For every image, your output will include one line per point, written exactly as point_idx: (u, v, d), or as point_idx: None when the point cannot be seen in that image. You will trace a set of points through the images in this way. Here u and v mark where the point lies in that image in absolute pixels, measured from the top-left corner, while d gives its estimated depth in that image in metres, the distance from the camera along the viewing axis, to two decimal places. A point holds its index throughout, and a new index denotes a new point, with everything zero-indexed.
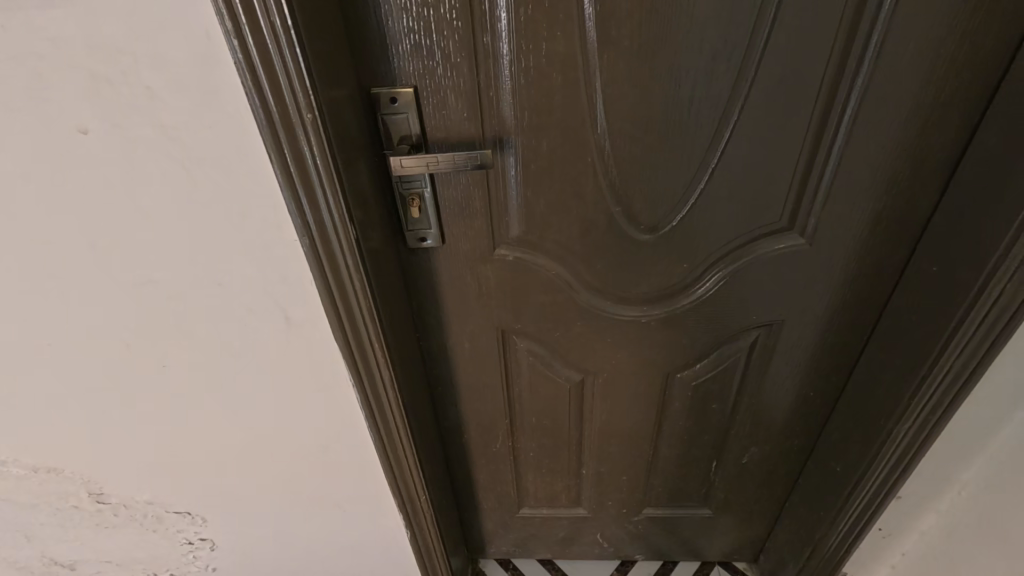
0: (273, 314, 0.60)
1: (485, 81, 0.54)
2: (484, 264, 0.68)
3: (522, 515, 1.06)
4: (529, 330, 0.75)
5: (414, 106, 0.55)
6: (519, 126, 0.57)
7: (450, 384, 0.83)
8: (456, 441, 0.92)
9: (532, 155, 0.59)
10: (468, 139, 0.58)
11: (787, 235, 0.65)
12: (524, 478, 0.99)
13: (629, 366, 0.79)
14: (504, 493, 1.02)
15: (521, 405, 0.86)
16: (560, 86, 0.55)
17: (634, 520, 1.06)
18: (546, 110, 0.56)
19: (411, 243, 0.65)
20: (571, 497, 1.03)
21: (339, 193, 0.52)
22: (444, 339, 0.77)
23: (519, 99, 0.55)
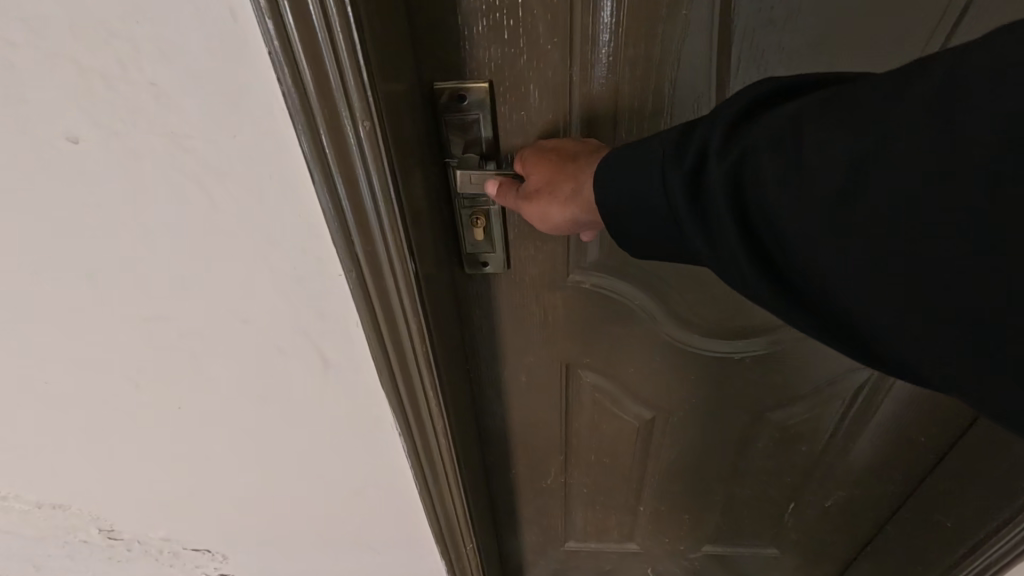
0: (308, 354, 0.50)
1: (578, 73, 0.43)
2: (553, 292, 0.58)
3: (567, 549, 0.97)
4: (598, 363, 0.65)
5: (486, 105, 0.44)
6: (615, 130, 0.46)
7: (500, 420, 0.73)
8: (502, 475, 0.82)
9: None
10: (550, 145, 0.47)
11: None
12: (574, 513, 0.89)
13: (708, 405, 0.69)
14: (550, 527, 0.92)
15: (579, 441, 0.76)
16: (670, 83, 0.44)
17: (690, 556, 0.96)
18: (651, 109, 0.45)
19: (469, 268, 0.54)
20: (623, 533, 0.93)
21: (397, 218, 0.41)
22: (498, 373, 0.67)
23: (619, 95, 0.44)
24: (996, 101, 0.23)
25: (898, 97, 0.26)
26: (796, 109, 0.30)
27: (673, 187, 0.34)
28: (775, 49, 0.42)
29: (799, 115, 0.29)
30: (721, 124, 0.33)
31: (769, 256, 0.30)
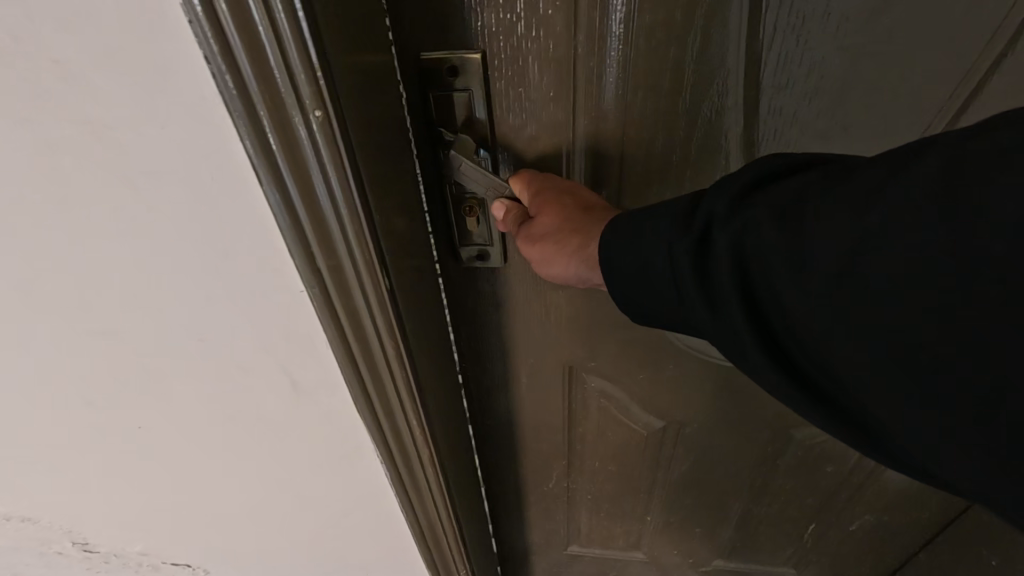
0: (277, 376, 0.44)
1: (586, 41, 0.36)
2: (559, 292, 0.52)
3: (570, 553, 0.92)
4: (605, 369, 0.59)
5: (479, 80, 0.37)
6: (630, 111, 0.39)
7: (499, 427, 0.68)
8: (501, 481, 0.77)
9: (642, 152, 0.41)
10: (554, 127, 0.40)
11: None
12: (578, 519, 0.84)
13: (728, 418, 0.62)
14: (554, 532, 0.88)
15: (584, 449, 0.70)
16: (697, 58, 0.36)
17: (701, 567, 0.91)
18: (673, 87, 0.38)
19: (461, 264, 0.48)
20: (631, 540, 0.88)
21: (365, 222, 0.34)
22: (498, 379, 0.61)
23: (635, 67, 0.37)
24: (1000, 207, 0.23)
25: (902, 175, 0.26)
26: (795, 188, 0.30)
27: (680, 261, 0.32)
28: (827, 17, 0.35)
29: (799, 197, 0.29)
30: (720, 198, 0.32)
31: (773, 339, 0.30)
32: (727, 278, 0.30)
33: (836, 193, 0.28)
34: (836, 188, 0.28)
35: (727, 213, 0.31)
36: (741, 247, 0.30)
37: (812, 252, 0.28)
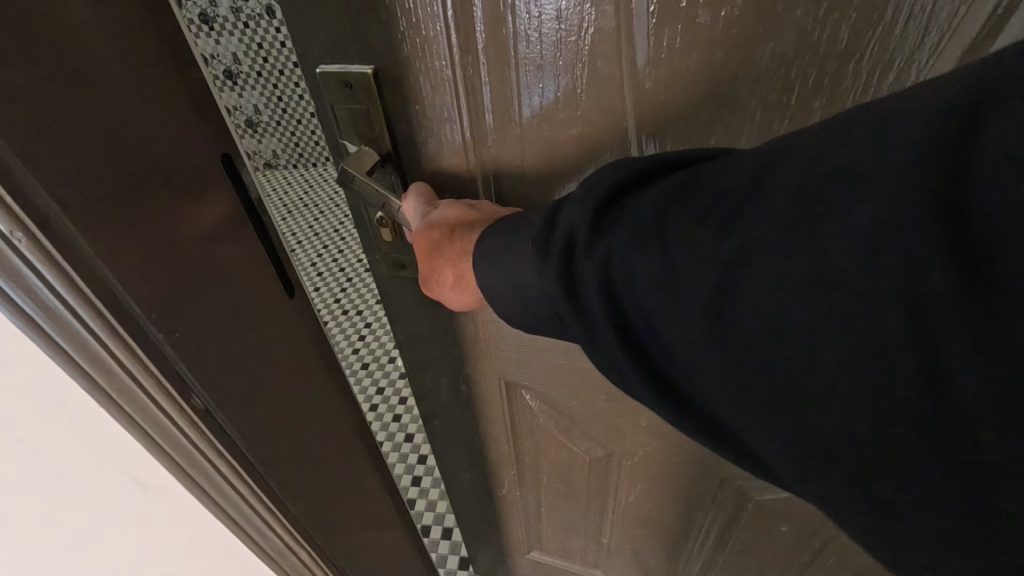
0: (108, 481, 0.30)
1: (477, 67, 0.35)
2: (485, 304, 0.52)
3: (530, 559, 0.91)
4: (540, 387, 0.58)
5: (375, 97, 0.37)
6: (529, 139, 0.37)
7: (446, 425, 0.69)
8: (455, 477, 0.78)
9: (546, 181, 0.39)
10: (454, 150, 0.39)
11: None
12: (533, 527, 0.83)
13: (665, 455, 0.59)
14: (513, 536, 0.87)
15: (530, 460, 0.70)
16: (590, 90, 0.34)
17: None
18: (571, 120, 0.36)
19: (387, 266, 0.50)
20: (589, 560, 0.86)
21: (89, 284, 0.22)
22: (439, 378, 0.62)
23: (529, 95, 0.35)
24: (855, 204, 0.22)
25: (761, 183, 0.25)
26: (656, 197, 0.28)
27: (546, 278, 0.31)
28: (732, 58, 0.31)
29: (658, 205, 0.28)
30: (584, 208, 0.30)
31: (642, 347, 0.29)
32: (601, 308, 0.29)
33: (695, 208, 0.27)
34: (692, 205, 0.27)
35: (592, 236, 0.30)
36: (608, 274, 0.29)
37: (676, 265, 0.27)
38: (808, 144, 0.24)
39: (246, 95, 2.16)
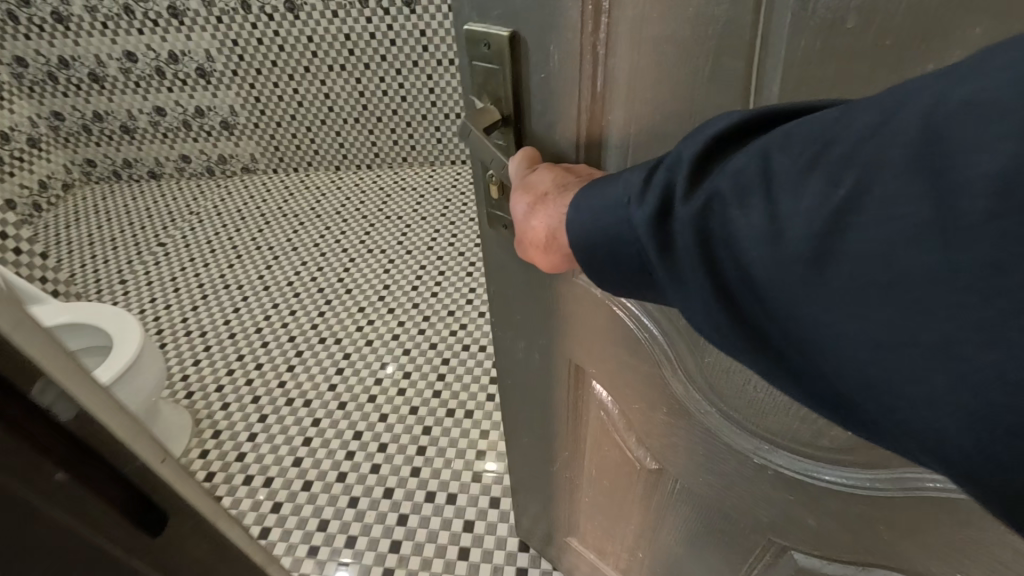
0: None
1: (604, 41, 0.35)
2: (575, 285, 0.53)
3: (567, 543, 0.93)
4: (604, 380, 0.59)
5: (506, 59, 0.39)
6: (638, 119, 0.37)
7: (518, 389, 0.72)
8: (514, 441, 0.82)
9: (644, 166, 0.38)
10: (569, 119, 0.40)
11: None
12: (577, 515, 0.84)
13: (722, 499, 0.56)
14: (559, 521, 0.90)
15: (585, 448, 0.71)
16: (708, 71, 0.32)
17: None
18: (682, 105, 0.34)
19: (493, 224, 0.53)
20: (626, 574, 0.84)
21: None
22: (519, 343, 0.65)
23: (646, 75, 0.35)
24: (979, 139, 0.20)
25: (872, 137, 0.23)
26: (761, 148, 0.27)
27: (638, 229, 0.31)
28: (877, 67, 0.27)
29: (763, 156, 0.27)
30: (684, 159, 0.30)
31: (740, 316, 0.28)
32: (696, 256, 0.29)
33: (804, 168, 0.25)
34: (801, 157, 0.26)
35: (692, 183, 0.29)
36: (708, 225, 0.28)
37: (782, 221, 0.26)
38: (931, 85, 0.22)
39: (219, 96, 2.21)
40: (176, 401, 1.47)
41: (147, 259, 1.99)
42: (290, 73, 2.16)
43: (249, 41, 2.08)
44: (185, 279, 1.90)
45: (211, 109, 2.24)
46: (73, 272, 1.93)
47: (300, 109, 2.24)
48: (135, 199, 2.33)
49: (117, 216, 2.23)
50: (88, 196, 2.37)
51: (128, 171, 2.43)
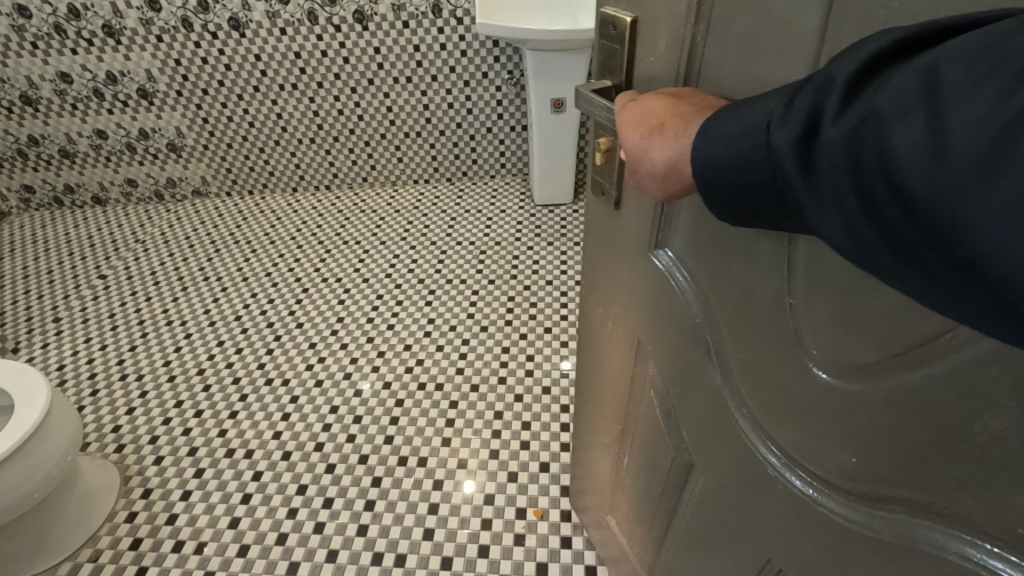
0: None
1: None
2: (669, 275, 0.80)
3: (596, 444, 1.34)
4: (639, 318, 0.93)
5: (627, 34, 0.60)
6: (723, 37, 0.51)
7: (612, 337, 1.06)
8: (585, 357, 1.23)
9: (729, 75, 0.51)
10: (672, 65, 0.57)
11: (907, 445, 0.56)
12: (606, 421, 1.23)
13: (732, 461, 0.84)
14: (605, 449, 1.28)
15: (625, 369, 1.06)
16: None
17: (649, 528, 1.20)
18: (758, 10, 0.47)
19: (628, 209, 0.83)
20: (633, 498, 1.23)
21: None
22: (621, 304, 0.97)
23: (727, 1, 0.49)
24: None
25: None
26: (929, 71, 0.33)
27: (773, 143, 0.40)
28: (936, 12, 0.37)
29: (931, 78, 0.33)
30: (838, 81, 0.37)
31: (884, 218, 0.35)
32: (846, 172, 0.36)
33: (977, 86, 0.30)
34: (967, 74, 0.31)
35: (845, 108, 0.36)
36: (858, 142, 0.35)
37: (950, 139, 0.31)
38: None
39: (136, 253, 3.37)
40: (109, 456, 2.26)
41: (111, 375, 2.63)
42: (274, 280, 3.10)
43: (188, 241, 3.39)
44: (100, 355, 2.74)
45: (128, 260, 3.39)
46: (62, 379, 2.62)
47: (232, 246, 3.40)
48: (47, 297, 3.11)
49: (100, 324, 2.93)
50: (84, 303, 3.07)
51: (174, 263, 3.30)
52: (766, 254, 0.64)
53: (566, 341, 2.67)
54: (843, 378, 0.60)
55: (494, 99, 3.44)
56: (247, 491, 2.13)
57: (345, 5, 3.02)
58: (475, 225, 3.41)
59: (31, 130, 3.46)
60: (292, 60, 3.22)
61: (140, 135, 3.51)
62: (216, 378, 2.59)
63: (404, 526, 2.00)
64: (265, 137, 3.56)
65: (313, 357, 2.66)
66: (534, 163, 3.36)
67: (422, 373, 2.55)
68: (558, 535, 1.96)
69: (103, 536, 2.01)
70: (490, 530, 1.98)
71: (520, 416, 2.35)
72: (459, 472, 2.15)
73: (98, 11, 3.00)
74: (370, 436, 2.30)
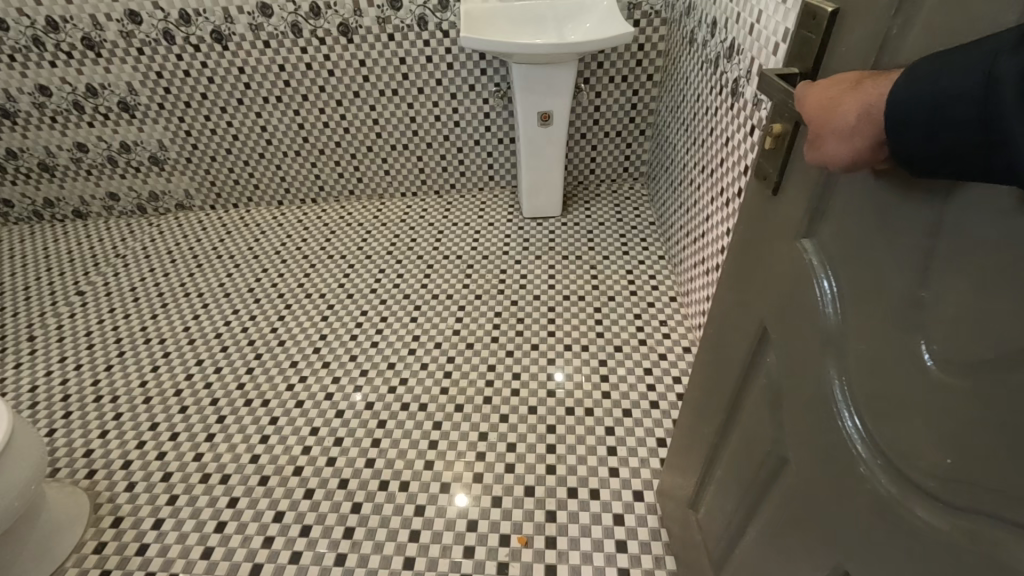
0: None
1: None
2: (808, 263, 0.82)
3: (701, 429, 1.39)
4: (767, 300, 0.96)
5: (826, 23, 0.74)
6: (920, 17, 0.60)
7: (742, 324, 1.09)
8: (712, 339, 1.28)
9: (921, 43, 0.60)
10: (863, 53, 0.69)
11: (998, 435, 0.53)
12: (715, 406, 1.28)
13: (818, 460, 0.82)
14: (710, 437, 1.32)
15: (743, 353, 1.09)
16: None
17: (730, 519, 1.22)
18: None
19: (787, 195, 0.87)
20: (724, 490, 1.24)
21: None
22: (758, 290, 1.00)
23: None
24: None
25: None
26: None
27: (997, 68, 0.45)
28: None
29: None
30: None
31: None
32: None
33: None
34: None
35: None
36: None
37: None
38: None
39: (119, 271, 3.26)
40: (80, 482, 2.17)
41: (84, 397, 2.52)
42: (257, 299, 3.00)
43: (168, 266, 3.29)
44: (75, 375, 2.63)
45: (102, 272, 3.26)
46: (32, 401, 2.50)
47: (218, 260, 3.30)
48: (19, 314, 2.98)
49: (75, 342, 2.81)
50: (59, 320, 2.95)
51: (154, 278, 3.20)
52: (906, 234, 0.63)
53: (552, 357, 2.63)
54: (945, 362, 0.58)
55: (482, 112, 3.39)
56: (222, 518, 2.06)
57: (330, 18, 2.95)
58: (463, 239, 3.37)
59: (9, 143, 3.35)
60: (277, 72, 3.14)
61: (121, 148, 3.41)
62: (193, 399, 2.49)
63: (384, 554, 1.94)
64: (249, 150, 3.47)
65: (294, 376, 2.57)
66: (522, 175, 3.33)
67: (406, 393, 2.48)
68: (543, 563, 1.91)
69: (68, 568, 1.93)
70: (473, 559, 1.93)
71: (507, 435, 2.30)
72: (443, 496, 2.10)
73: (77, 23, 2.89)
74: (352, 459, 2.23)
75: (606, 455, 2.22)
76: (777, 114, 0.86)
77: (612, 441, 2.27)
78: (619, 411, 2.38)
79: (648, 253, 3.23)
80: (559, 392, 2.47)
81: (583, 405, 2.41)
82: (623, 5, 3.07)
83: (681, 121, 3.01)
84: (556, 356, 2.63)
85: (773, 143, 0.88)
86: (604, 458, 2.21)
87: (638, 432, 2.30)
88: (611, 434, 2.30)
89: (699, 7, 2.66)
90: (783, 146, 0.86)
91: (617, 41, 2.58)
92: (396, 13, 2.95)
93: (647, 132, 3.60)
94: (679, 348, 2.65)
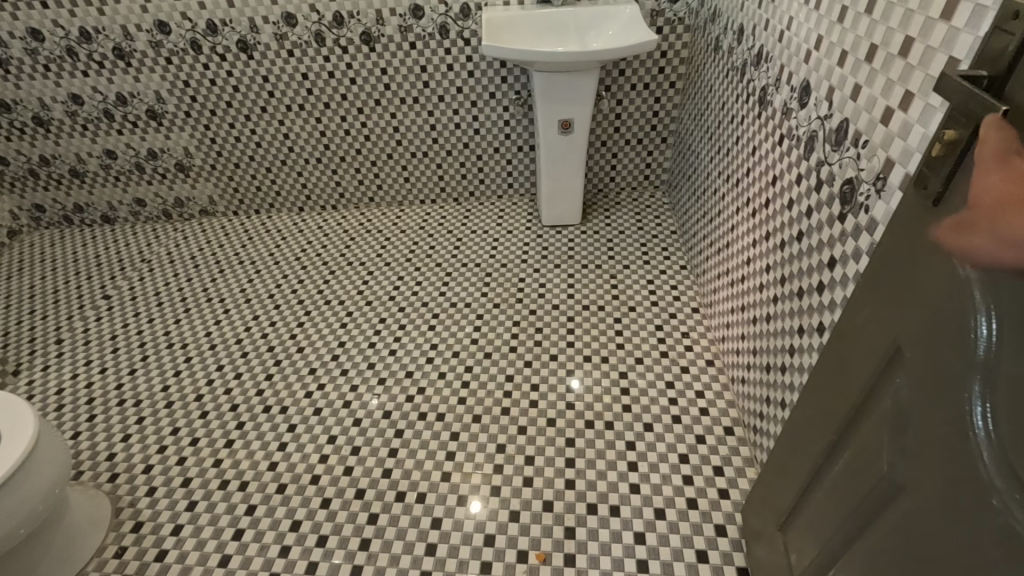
0: None
1: None
2: (967, 284, 0.76)
3: (801, 453, 1.32)
4: (908, 320, 0.90)
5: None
6: None
7: (867, 344, 1.02)
8: (825, 359, 1.20)
9: None
10: None
11: None
12: (822, 430, 1.21)
13: (952, 492, 0.78)
14: (810, 459, 1.26)
15: (866, 377, 1.02)
16: None
17: (827, 547, 1.17)
18: None
19: (948, 208, 0.80)
20: (822, 515, 1.19)
21: None
22: (897, 309, 0.93)
23: None
24: None
25: None
26: None
27: None
28: None
29: None
30: None
31: None
32: None
33: None
34: None
35: None
36: None
37: None
38: None
39: (144, 275, 3.25)
40: (102, 485, 2.12)
41: (108, 400, 2.49)
42: (278, 305, 2.95)
43: (189, 269, 3.27)
44: (98, 377, 2.60)
45: (128, 275, 3.25)
46: (58, 404, 2.48)
47: (241, 266, 3.26)
48: (45, 318, 2.97)
49: (100, 345, 2.78)
50: (86, 324, 2.92)
51: (178, 282, 3.17)
52: None
53: (571, 367, 2.51)
54: None
55: (503, 118, 3.28)
56: (240, 526, 1.98)
57: (353, 27, 2.89)
58: (481, 246, 3.27)
59: (43, 150, 3.37)
60: (300, 80, 3.09)
61: (149, 155, 3.41)
62: (213, 405, 2.43)
63: (400, 567, 1.85)
64: (271, 156, 3.43)
65: (312, 384, 2.49)
66: (543, 183, 3.23)
67: (424, 403, 2.38)
68: None
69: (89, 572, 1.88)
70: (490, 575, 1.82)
71: (525, 448, 2.19)
72: (459, 509, 2.00)
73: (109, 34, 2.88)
74: (367, 469, 2.14)
75: (628, 471, 2.09)
76: (952, 120, 0.79)
77: (633, 456, 2.14)
78: (640, 426, 2.24)
79: (669, 263, 3.09)
80: (578, 405, 2.35)
81: (603, 418, 2.28)
82: (646, 11, 2.96)
83: (704, 130, 2.89)
84: (575, 367, 2.51)
85: (941, 150, 0.81)
86: (625, 474, 2.08)
87: (661, 448, 2.17)
88: (633, 449, 2.17)
89: (725, 12, 2.53)
90: (955, 153, 0.78)
91: (631, 51, 2.46)
92: (418, 21, 2.88)
93: (669, 139, 3.46)
94: (702, 361, 2.51)
